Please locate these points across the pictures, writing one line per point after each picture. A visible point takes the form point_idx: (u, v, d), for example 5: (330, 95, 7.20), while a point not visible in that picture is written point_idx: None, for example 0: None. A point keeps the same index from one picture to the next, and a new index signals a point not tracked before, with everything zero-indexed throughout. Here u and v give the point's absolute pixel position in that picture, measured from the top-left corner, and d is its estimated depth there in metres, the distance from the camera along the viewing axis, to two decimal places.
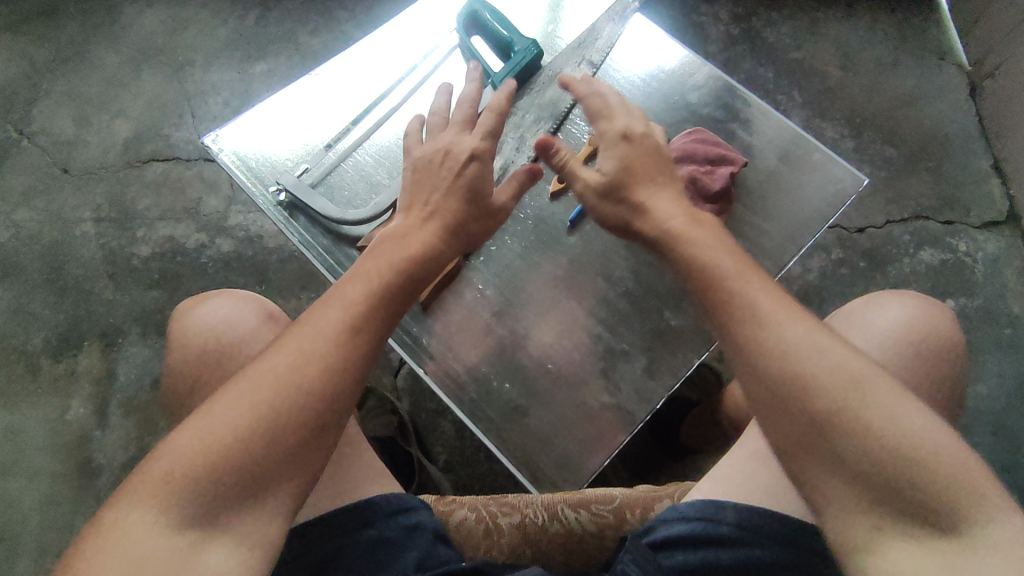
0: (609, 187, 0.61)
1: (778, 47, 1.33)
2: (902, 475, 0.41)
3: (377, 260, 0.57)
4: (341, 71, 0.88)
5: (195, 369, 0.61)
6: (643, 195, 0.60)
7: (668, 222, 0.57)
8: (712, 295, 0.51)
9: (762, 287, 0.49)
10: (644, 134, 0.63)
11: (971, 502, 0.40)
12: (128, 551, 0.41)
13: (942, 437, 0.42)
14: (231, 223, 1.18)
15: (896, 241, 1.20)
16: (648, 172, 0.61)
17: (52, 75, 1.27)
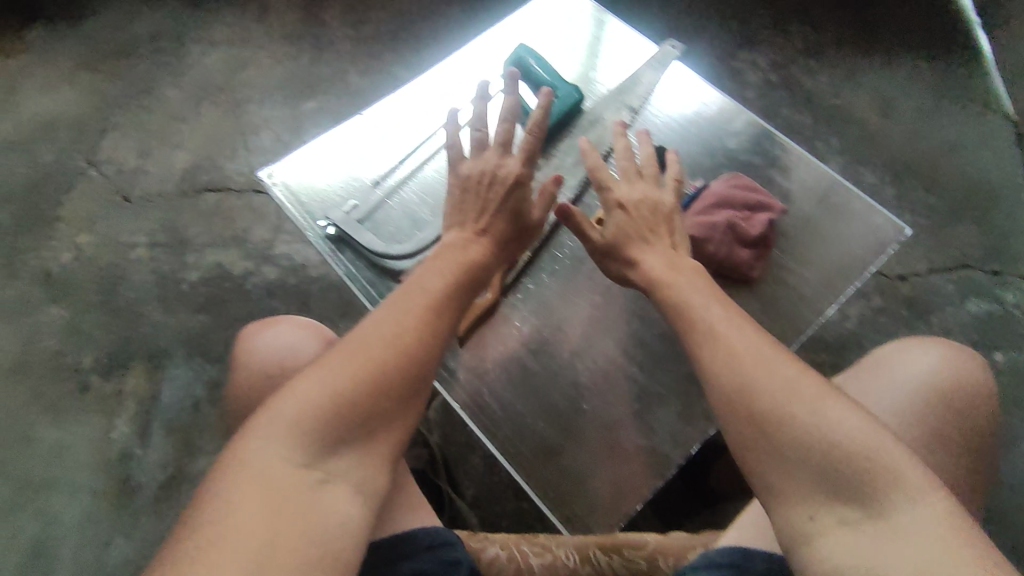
0: (607, 247, 0.71)
1: (816, 93, 1.34)
2: (831, 463, 0.47)
3: (445, 258, 0.63)
4: (390, 111, 0.92)
5: (251, 392, 0.64)
6: (637, 252, 0.68)
7: (654, 274, 0.66)
8: (682, 329, 0.59)
9: (717, 316, 0.57)
10: (638, 199, 0.71)
11: (890, 485, 0.45)
12: (261, 487, 0.44)
13: (859, 428, 0.47)
14: (277, 251, 1.23)
15: (940, 291, 1.17)
16: (641, 231, 0.69)
17: (120, 109, 1.35)
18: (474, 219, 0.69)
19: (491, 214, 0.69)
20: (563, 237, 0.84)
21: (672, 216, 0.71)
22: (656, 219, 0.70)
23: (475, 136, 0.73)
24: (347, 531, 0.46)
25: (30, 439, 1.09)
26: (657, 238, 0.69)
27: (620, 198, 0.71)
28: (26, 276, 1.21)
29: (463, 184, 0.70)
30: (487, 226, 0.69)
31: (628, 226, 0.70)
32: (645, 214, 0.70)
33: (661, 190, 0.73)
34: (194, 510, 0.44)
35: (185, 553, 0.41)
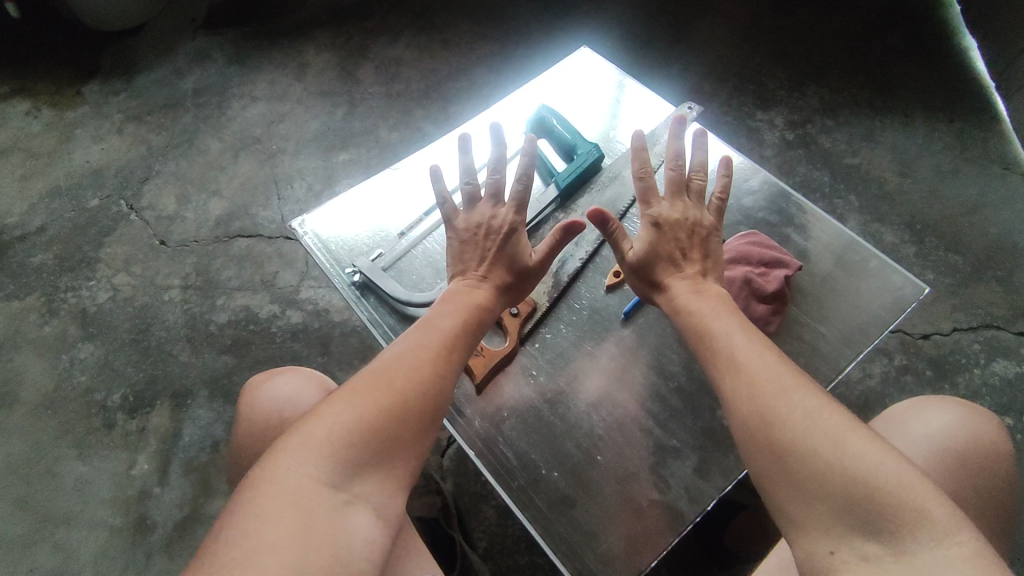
0: (640, 267, 0.72)
1: (833, 152, 1.37)
2: (853, 495, 0.45)
3: (457, 302, 0.67)
4: (418, 166, 0.97)
5: (258, 440, 0.63)
6: (666, 276, 0.70)
7: (680, 300, 0.67)
8: (717, 364, 0.59)
9: (747, 350, 0.58)
10: (673, 222, 0.72)
11: (915, 522, 0.43)
12: (293, 499, 0.44)
13: (883, 463, 0.45)
14: (302, 296, 1.26)
15: (964, 350, 1.15)
16: (672, 252, 0.71)
17: (164, 158, 1.43)
18: (475, 267, 0.71)
19: (489, 262, 0.71)
20: (580, 289, 0.87)
21: (708, 240, 0.73)
22: (691, 242, 0.72)
23: (466, 189, 0.75)
24: (369, 556, 0.46)
25: (54, 474, 1.11)
26: (687, 264, 0.71)
27: (658, 214, 0.72)
28: (64, 314, 1.26)
29: (469, 234, 0.73)
30: (489, 272, 0.71)
31: (659, 244, 0.71)
32: (680, 234, 0.72)
33: (701, 209, 0.75)
34: (221, 527, 0.43)
35: (215, 569, 0.40)
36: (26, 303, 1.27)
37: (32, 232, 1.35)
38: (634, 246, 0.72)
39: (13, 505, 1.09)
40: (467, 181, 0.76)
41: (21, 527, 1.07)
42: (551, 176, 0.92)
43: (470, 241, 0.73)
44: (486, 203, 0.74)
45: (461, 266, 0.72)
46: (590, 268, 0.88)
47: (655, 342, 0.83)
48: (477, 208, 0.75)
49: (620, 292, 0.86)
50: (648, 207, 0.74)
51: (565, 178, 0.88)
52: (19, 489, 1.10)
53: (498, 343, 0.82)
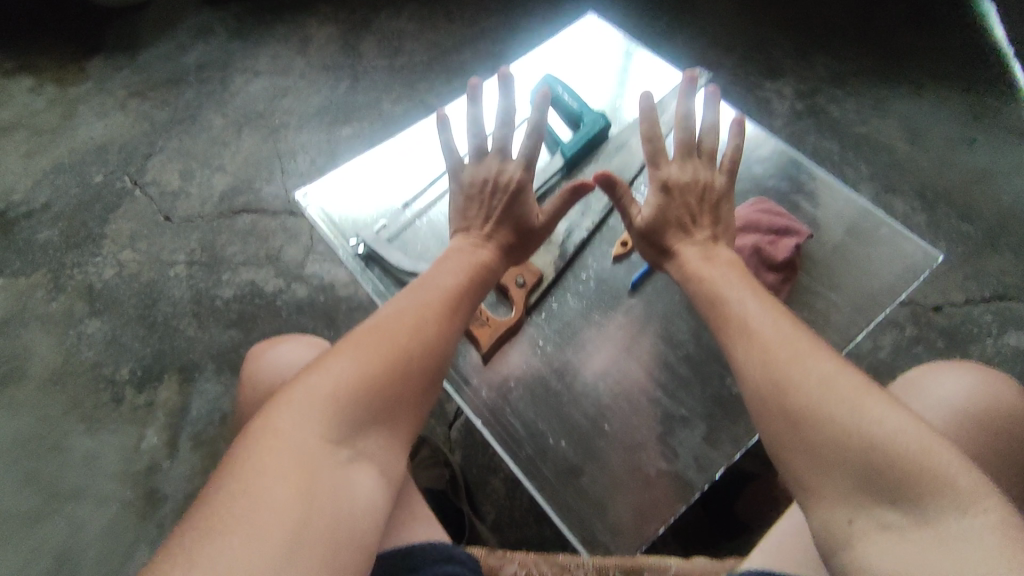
0: (647, 233, 0.72)
1: (844, 122, 1.34)
2: (872, 463, 0.42)
3: (458, 263, 0.66)
4: (422, 135, 0.96)
5: (255, 407, 0.62)
6: (675, 242, 0.70)
7: (690, 266, 0.67)
8: (728, 325, 0.58)
9: (762, 312, 0.56)
10: (682, 188, 0.72)
11: (939, 491, 0.40)
12: (294, 456, 0.44)
13: (904, 430, 0.42)
14: (308, 271, 1.26)
15: (976, 321, 1.14)
16: (681, 217, 0.71)
17: (167, 134, 1.42)
18: (480, 226, 0.72)
19: (495, 221, 0.72)
20: (587, 259, 0.85)
21: (718, 205, 0.72)
22: (701, 208, 0.71)
23: (474, 142, 0.75)
24: (371, 515, 0.46)
25: (65, 448, 1.12)
26: (697, 229, 0.70)
27: (668, 177, 0.72)
28: (71, 290, 1.26)
29: (475, 190, 0.74)
30: (494, 232, 0.72)
31: (669, 208, 0.71)
32: (690, 199, 0.71)
33: (713, 171, 0.74)
34: (221, 479, 0.42)
35: (217, 522, 0.39)
36: (32, 279, 1.27)
37: (36, 209, 1.34)
38: (642, 212, 0.72)
39: (27, 478, 1.10)
40: (476, 133, 0.76)
41: (35, 499, 1.09)
42: (556, 145, 0.90)
43: (475, 197, 0.74)
44: (493, 157, 0.74)
45: (466, 224, 0.73)
46: (597, 238, 0.87)
47: (663, 310, 0.83)
48: (484, 161, 0.75)
49: (628, 263, 0.85)
50: (657, 169, 0.73)
51: (571, 147, 0.86)
52: (31, 462, 1.12)
53: (504, 313, 0.81)
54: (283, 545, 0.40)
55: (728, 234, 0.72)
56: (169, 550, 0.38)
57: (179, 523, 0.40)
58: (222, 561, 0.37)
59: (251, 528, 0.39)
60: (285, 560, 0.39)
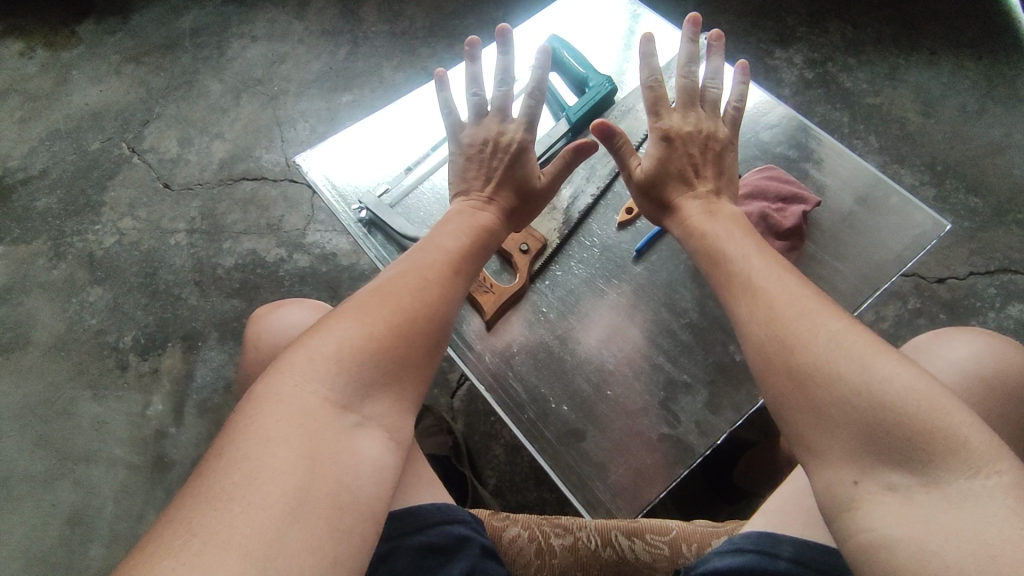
0: (647, 187, 0.71)
1: (854, 92, 1.31)
2: (881, 423, 0.42)
3: (458, 228, 0.66)
4: (423, 99, 0.94)
5: (260, 366, 0.62)
6: (677, 195, 0.69)
7: (693, 222, 0.66)
8: (732, 284, 0.57)
9: (766, 270, 0.56)
10: (684, 142, 0.71)
11: (948, 451, 0.40)
12: (299, 416, 0.43)
13: (915, 387, 0.42)
14: (309, 240, 1.25)
15: (979, 294, 1.14)
16: (683, 169, 0.70)
17: (164, 100, 1.40)
18: (480, 188, 0.72)
19: (495, 183, 0.71)
20: (592, 226, 0.85)
21: (722, 156, 0.72)
22: (705, 158, 0.71)
23: (474, 100, 0.75)
24: (379, 478, 0.44)
25: (70, 413, 1.13)
26: (700, 182, 0.70)
27: (670, 128, 0.71)
28: (72, 258, 1.26)
29: (475, 149, 0.73)
30: (496, 194, 0.71)
31: (670, 160, 0.70)
32: (693, 150, 0.71)
33: (716, 121, 0.73)
34: (221, 445, 0.40)
35: (219, 487, 0.37)
36: (33, 247, 1.27)
37: (34, 175, 1.33)
38: (642, 164, 0.72)
39: (33, 443, 1.11)
40: (475, 92, 0.75)
41: (41, 464, 1.10)
42: (561, 110, 0.89)
43: (475, 157, 0.73)
44: (492, 117, 0.74)
45: (466, 186, 0.73)
46: (602, 205, 0.86)
47: (668, 278, 0.82)
48: (483, 121, 0.75)
49: (633, 229, 0.84)
50: (658, 119, 0.73)
51: (576, 112, 0.85)
52: (37, 427, 1.13)
53: (508, 281, 0.81)
54: (288, 510, 0.38)
55: (731, 186, 0.71)
56: (169, 517, 0.37)
57: (179, 491, 0.38)
58: (225, 527, 0.36)
59: (254, 494, 0.38)
60: (289, 524, 0.37)
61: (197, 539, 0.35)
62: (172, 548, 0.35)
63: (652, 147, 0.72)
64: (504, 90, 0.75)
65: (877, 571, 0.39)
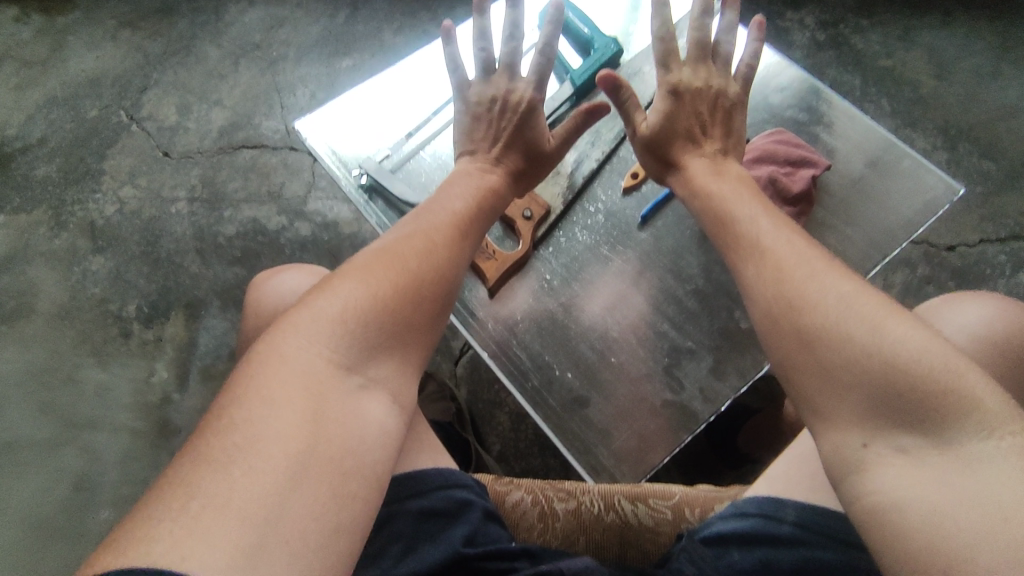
0: (652, 143, 0.70)
1: (867, 54, 1.27)
2: (893, 386, 0.41)
3: (462, 191, 0.64)
4: (425, 61, 0.91)
5: (257, 330, 0.61)
6: (682, 154, 0.69)
7: (700, 183, 0.65)
8: (740, 247, 0.56)
9: (777, 232, 0.54)
10: (692, 99, 0.70)
11: (962, 413, 0.39)
12: (302, 376, 0.42)
13: (929, 348, 0.41)
14: (310, 208, 1.24)
15: (989, 261, 1.12)
16: (691, 126, 0.69)
17: (161, 66, 1.37)
18: (487, 149, 0.72)
19: (504, 144, 0.71)
20: (596, 191, 0.83)
21: (729, 116, 0.71)
22: (713, 117, 0.70)
23: (481, 55, 0.72)
24: (384, 442, 0.44)
25: (77, 381, 1.14)
26: (707, 140, 0.69)
27: (679, 82, 0.70)
28: (73, 226, 1.25)
29: (483, 109, 0.73)
30: (503, 156, 0.71)
31: (678, 117, 0.69)
32: (701, 107, 0.70)
33: (726, 78, 0.72)
34: (222, 405, 0.40)
35: (219, 449, 0.37)
36: (34, 216, 1.26)
37: (33, 144, 1.32)
38: (648, 120, 0.71)
39: (40, 409, 1.13)
40: (482, 46, 0.73)
41: (49, 430, 1.11)
42: (566, 73, 0.86)
43: (483, 117, 0.73)
44: (501, 74, 0.73)
45: (473, 147, 0.73)
46: (607, 169, 0.84)
47: (673, 244, 0.81)
48: (492, 79, 0.73)
49: (638, 195, 0.83)
50: (668, 73, 0.71)
51: (581, 75, 0.82)
52: (44, 394, 1.14)
53: (511, 247, 0.80)
54: (290, 473, 0.38)
55: (738, 147, 0.71)
56: (168, 477, 0.36)
57: (179, 452, 0.38)
58: (224, 490, 0.36)
59: (254, 457, 0.37)
60: (292, 487, 0.37)
61: (195, 502, 0.35)
62: (170, 510, 0.34)
63: (662, 105, 0.70)
64: (512, 46, 0.72)
65: (884, 533, 0.39)
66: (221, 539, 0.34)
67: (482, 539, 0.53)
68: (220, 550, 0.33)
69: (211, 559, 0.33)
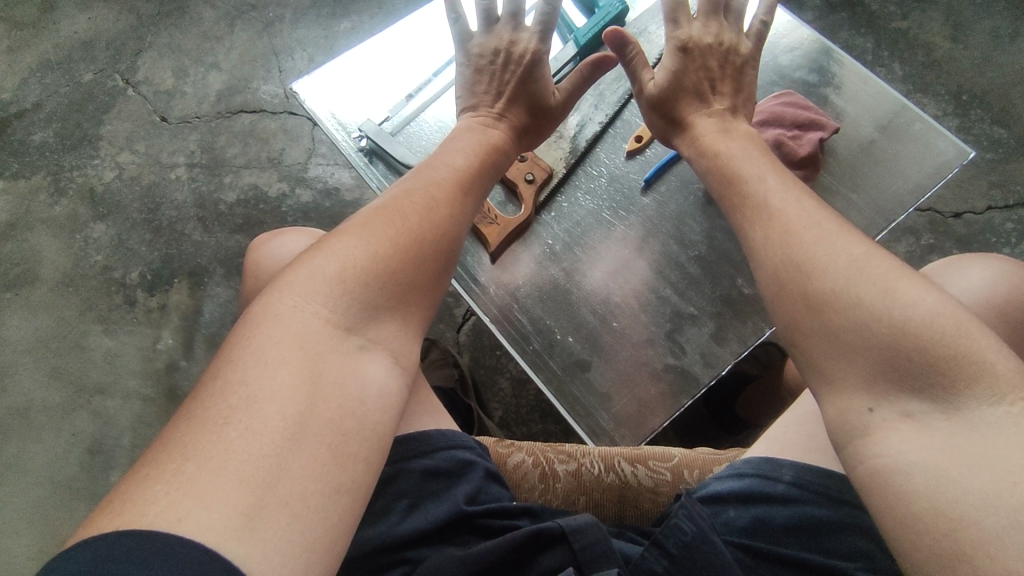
0: (659, 101, 0.69)
1: (881, 15, 1.24)
2: (903, 351, 0.41)
3: (462, 151, 0.63)
4: (425, 20, 0.89)
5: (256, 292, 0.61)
6: (689, 113, 0.67)
7: (706, 140, 0.64)
8: (748, 209, 0.55)
9: (784, 195, 0.54)
10: (702, 53, 0.68)
11: (972, 378, 0.39)
12: (299, 336, 0.42)
13: (940, 313, 0.41)
14: (311, 174, 1.23)
15: (997, 230, 1.11)
16: (699, 83, 0.68)
17: (156, 28, 1.34)
18: (489, 104, 0.71)
19: (507, 98, 0.71)
20: (599, 155, 0.82)
21: (739, 74, 0.69)
22: (722, 72, 0.69)
23: (482, 5, 0.72)
24: (384, 403, 0.44)
25: (84, 347, 1.15)
26: (716, 97, 0.68)
27: (688, 37, 0.69)
28: (73, 193, 1.24)
29: (486, 62, 0.72)
30: (506, 111, 0.70)
31: (685, 75, 0.68)
32: (711, 63, 0.68)
33: (738, 34, 0.70)
34: (220, 367, 0.40)
35: (215, 411, 0.37)
36: (33, 182, 1.25)
37: (28, 109, 1.30)
38: (654, 79, 0.70)
39: (49, 375, 1.14)
40: None
41: (59, 395, 1.13)
42: (569, 33, 0.84)
43: (485, 70, 0.72)
44: (504, 25, 0.72)
45: (475, 101, 0.71)
46: (610, 133, 0.83)
47: (677, 209, 0.80)
48: (494, 30, 0.72)
49: (641, 159, 0.81)
50: (677, 27, 0.69)
51: (585, 34, 0.80)
52: (52, 361, 1.15)
53: (513, 212, 0.79)
54: (288, 435, 0.38)
55: (747, 105, 0.69)
56: (165, 440, 0.37)
57: (176, 413, 0.38)
58: (220, 453, 0.36)
59: (251, 418, 0.38)
60: (291, 449, 0.38)
61: (191, 465, 0.35)
62: (166, 472, 0.35)
63: (671, 61, 0.69)
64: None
65: (890, 497, 0.39)
66: (220, 500, 0.34)
67: (483, 498, 0.54)
68: (217, 511, 0.34)
69: (208, 520, 0.33)
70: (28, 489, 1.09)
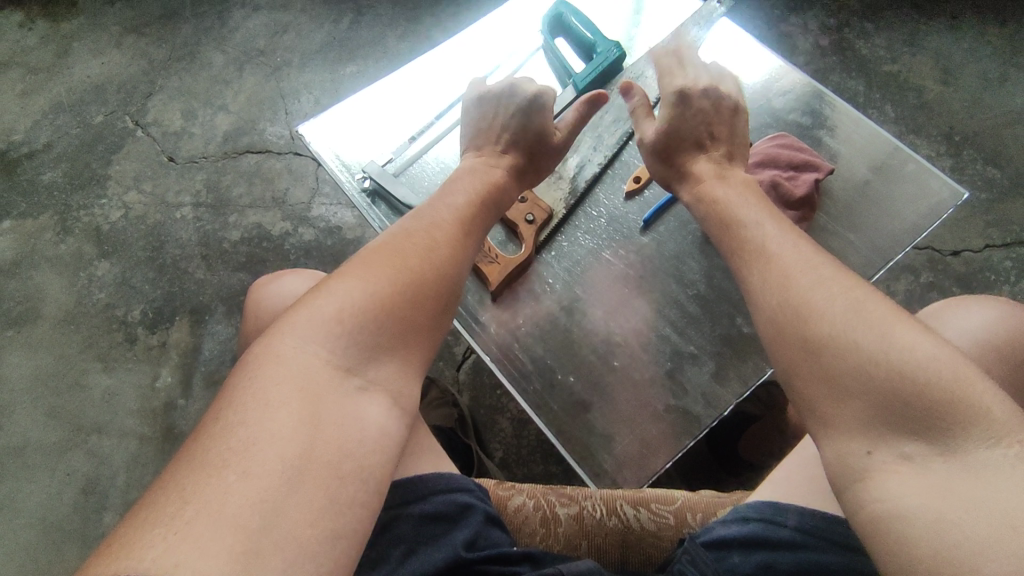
0: (657, 147, 0.71)
1: (871, 59, 1.27)
2: (900, 394, 0.41)
3: (462, 192, 0.64)
4: (428, 67, 0.92)
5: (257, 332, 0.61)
6: (686, 158, 0.69)
7: (704, 185, 0.65)
8: (746, 252, 0.56)
9: (783, 239, 0.54)
10: (697, 102, 0.70)
11: (970, 421, 0.39)
12: (299, 377, 0.42)
13: (937, 356, 0.41)
14: (314, 214, 1.24)
15: (995, 268, 1.11)
16: (695, 129, 0.69)
17: (167, 73, 1.38)
18: (491, 148, 0.72)
19: (508, 143, 0.72)
20: (598, 195, 0.84)
21: (734, 120, 0.71)
22: (719, 120, 0.70)
23: None
24: (384, 445, 0.44)
25: (83, 385, 1.15)
26: (712, 143, 0.69)
27: (684, 88, 0.71)
28: (79, 232, 1.26)
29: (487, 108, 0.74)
30: (507, 155, 0.72)
31: (682, 122, 0.70)
32: (707, 111, 0.70)
33: (732, 84, 0.72)
34: (220, 408, 0.40)
35: (214, 454, 0.37)
36: (40, 221, 1.27)
37: (39, 149, 1.33)
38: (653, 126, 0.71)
39: (46, 414, 1.13)
40: None
41: (55, 434, 1.12)
42: (569, 78, 0.87)
43: (486, 116, 0.74)
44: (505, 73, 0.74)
45: (477, 146, 0.73)
46: (609, 174, 0.84)
47: (676, 248, 0.81)
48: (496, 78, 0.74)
49: (640, 199, 0.83)
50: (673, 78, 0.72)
51: (582, 80, 0.83)
52: (50, 399, 1.14)
53: (513, 251, 0.80)
54: (287, 478, 0.38)
55: (743, 151, 0.71)
56: (163, 483, 0.36)
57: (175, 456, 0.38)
58: (218, 497, 0.35)
59: (249, 461, 0.37)
60: (289, 492, 0.37)
61: (189, 508, 0.35)
62: (163, 516, 0.34)
63: (668, 110, 0.71)
64: None
65: (891, 542, 0.38)
66: (216, 545, 0.34)
67: (482, 543, 0.53)
68: (213, 557, 0.33)
69: (204, 566, 0.33)
70: (18, 531, 1.06)
